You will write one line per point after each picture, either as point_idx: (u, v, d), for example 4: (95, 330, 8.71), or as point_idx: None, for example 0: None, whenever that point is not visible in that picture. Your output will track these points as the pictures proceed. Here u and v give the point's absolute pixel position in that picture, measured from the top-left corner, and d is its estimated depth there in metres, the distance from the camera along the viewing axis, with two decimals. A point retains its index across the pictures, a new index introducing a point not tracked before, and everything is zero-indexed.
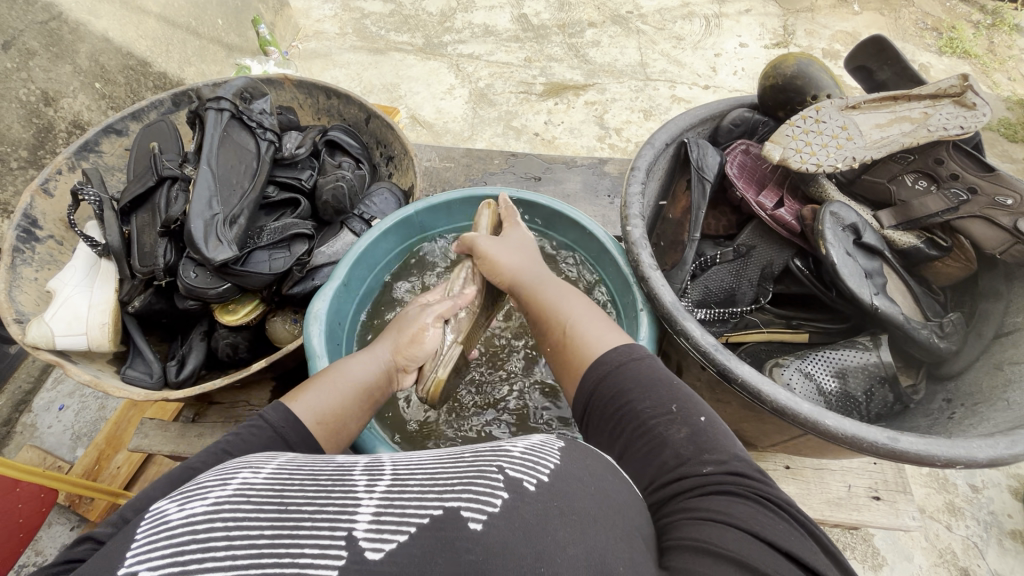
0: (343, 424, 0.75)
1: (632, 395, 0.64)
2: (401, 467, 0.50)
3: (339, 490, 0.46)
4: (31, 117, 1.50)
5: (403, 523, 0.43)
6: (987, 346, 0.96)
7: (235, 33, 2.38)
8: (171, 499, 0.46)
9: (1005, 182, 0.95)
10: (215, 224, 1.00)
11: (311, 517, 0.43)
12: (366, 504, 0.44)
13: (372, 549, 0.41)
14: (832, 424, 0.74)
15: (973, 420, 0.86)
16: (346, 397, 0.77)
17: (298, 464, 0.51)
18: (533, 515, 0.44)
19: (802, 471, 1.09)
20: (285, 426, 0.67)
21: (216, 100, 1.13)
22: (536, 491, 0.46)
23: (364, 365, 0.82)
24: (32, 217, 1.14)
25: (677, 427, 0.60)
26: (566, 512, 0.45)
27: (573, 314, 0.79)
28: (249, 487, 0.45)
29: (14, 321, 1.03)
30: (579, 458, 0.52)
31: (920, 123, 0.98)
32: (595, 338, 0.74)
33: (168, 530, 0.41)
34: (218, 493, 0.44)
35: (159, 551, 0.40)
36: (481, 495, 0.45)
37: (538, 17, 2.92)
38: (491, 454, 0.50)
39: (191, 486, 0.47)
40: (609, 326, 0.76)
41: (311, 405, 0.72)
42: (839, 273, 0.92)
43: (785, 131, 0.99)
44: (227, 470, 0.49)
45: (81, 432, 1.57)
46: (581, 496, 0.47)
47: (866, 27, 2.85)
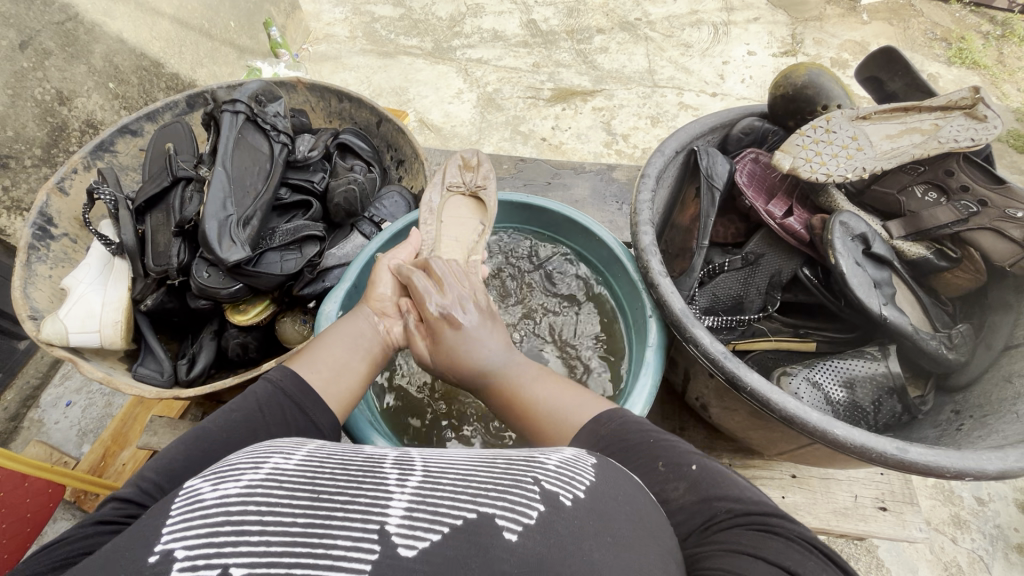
0: (342, 379, 0.75)
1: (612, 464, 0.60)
2: (431, 464, 0.51)
3: (371, 482, 0.46)
4: (46, 116, 1.51)
5: (436, 522, 0.43)
6: (996, 359, 0.95)
7: (246, 35, 2.40)
8: (205, 478, 0.46)
9: (1015, 195, 0.95)
10: (229, 225, 1.02)
11: (343, 508, 0.43)
12: (398, 499, 0.44)
13: (406, 546, 0.41)
14: (841, 434, 0.74)
15: (982, 433, 0.86)
16: (342, 351, 0.78)
17: (328, 452, 0.52)
18: (566, 529, 0.45)
19: (808, 480, 1.09)
20: (285, 381, 0.69)
21: (232, 102, 1.14)
22: (572, 507, 0.47)
23: (353, 326, 0.83)
24: (48, 214, 1.16)
25: (673, 484, 0.57)
26: (599, 530, 0.46)
27: (545, 390, 0.75)
28: (281, 474, 0.46)
29: (29, 317, 1.04)
30: (611, 476, 0.53)
31: (931, 134, 0.98)
32: (571, 411, 0.70)
33: (203, 509, 0.42)
34: (252, 477, 0.45)
35: (194, 530, 0.40)
36: (516, 505, 0.45)
37: (546, 23, 2.94)
38: (525, 465, 0.51)
39: (223, 467, 0.48)
40: (579, 394, 0.73)
41: (312, 364, 0.73)
42: (848, 284, 0.92)
43: (796, 141, 1.00)
44: (260, 454, 0.50)
45: (88, 428, 1.59)
46: (614, 516, 0.48)
47: (875, 37, 2.85)
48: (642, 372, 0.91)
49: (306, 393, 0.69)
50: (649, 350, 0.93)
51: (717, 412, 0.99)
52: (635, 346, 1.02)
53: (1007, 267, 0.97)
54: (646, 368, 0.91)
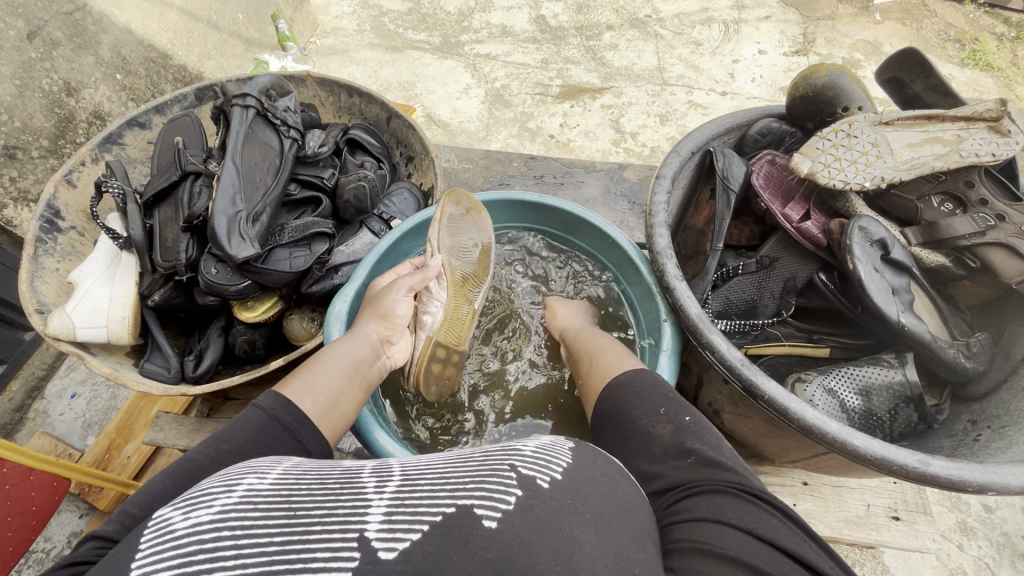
0: (339, 404, 0.75)
1: (630, 402, 0.71)
2: (409, 469, 0.50)
3: (348, 494, 0.45)
4: (54, 107, 1.51)
5: (414, 522, 0.42)
6: (1014, 369, 0.93)
7: (254, 28, 2.39)
8: (174, 506, 0.45)
9: None
10: (239, 221, 1.00)
11: (320, 521, 0.42)
12: (376, 505, 0.44)
13: (386, 548, 0.40)
14: (862, 445, 0.72)
15: (1001, 444, 0.84)
16: (337, 376, 0.77)
17: (304, 469, 0.51)
18: (546, 511, 0.44)
19: (820, 488, 1.07)
20: (277, 407, 0.66)
21: (242, 96, 1.12)
22: (550, 489, 0.46)
23: (352, 347, 0.84)
24: (55, 207, 1.15)
25: (663, 425, 0.66)
26: (578, 508, 0.46)
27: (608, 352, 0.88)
28: (255, 494, 0.45)
29: (36, 311, 1.03)
30: (589, 459, 0.53)
31: (953, 146, 0.96)
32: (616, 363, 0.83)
33: (173, 539, 0.41)
34: (224, 501, 0.43)
35: (165, 561, 0.39)
36: (494, 493, 0.45)
37: (556, 19, 2.91)
38: (501, 455, 0.51)
39: (194, 493, 0.46)
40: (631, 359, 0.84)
41: (306, 389, 0.72)
42: (866, 290, 0.90)
43: (816, 144, 0.98)
44: (232, 476, 0.48)
45: (93, 421, 1.58)
46: (591, 495, 0.48)
47: (888, 37, 2.81)
48: None
49: (299, 421, 0.67)
50: (662, 356, 0.92)
51: (729, 419, 0.98)
52: (648, 346, 1.01)
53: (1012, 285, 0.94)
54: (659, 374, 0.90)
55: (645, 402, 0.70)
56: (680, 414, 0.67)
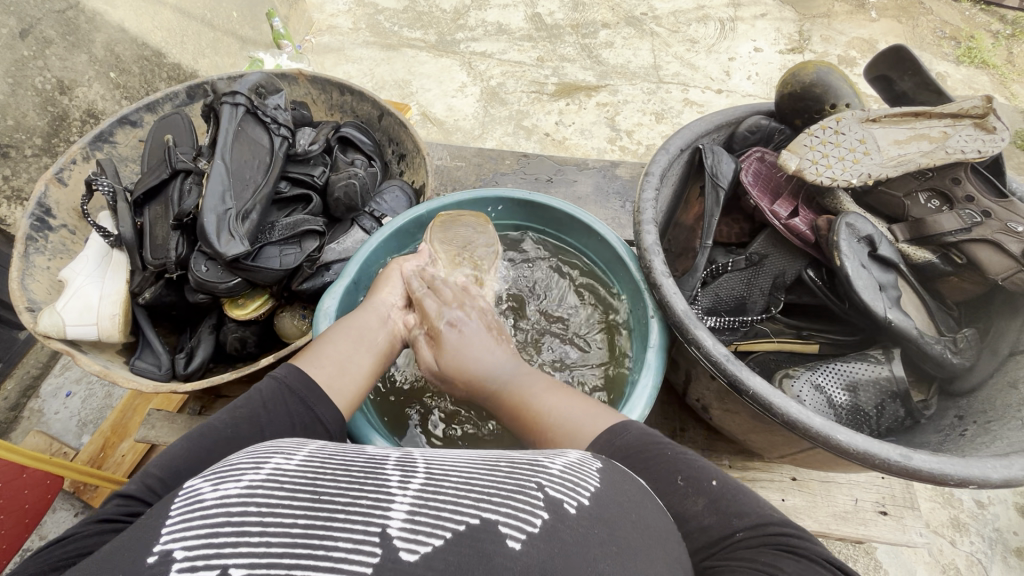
0: (348, 372, 0.76)
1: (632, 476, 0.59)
2: (434, 465, 0.50)
3: (373, 484, 0.46)
4: (47, 105, 1.50)
5: (437, 527, 0.42)
6: (1001, 364, 0.94)
7: (249, 26, 2.38)
8: (205, 477, 0.46)
9: (1017, 211, 0.94)
10: (228, 219, 1.00)
11: (344, 510, 0.42)
12: (400, 501, 0.44)
13: (408, 550, 0.40)
14: (844, 439, 0.72)
15: (986, 439, 0.85)
16: (347, 345, 0.79)
17: (330, 453, 0.52)
18: (571, 538, 0.44)
19: (808, 483, 1.08)
20: (290, 376, 0.70)
21: (232, 94, 1.12)
22: (576, 514, 0.46)
23: (364, 317, 0.86)
24: (46, 205, 1.15)
25: (693, 499, 0.58)
26: (605, 540, 0.45)
27: (551, 405, 0.72)
28: (282, 474, 0.46)
29: (27, 309, 1.03)
30: (616, 482, 0.53)
31: (939, 143, 0.96)
32: (584, 420, 0.68)
33: (202, 509, 0.42)
34: (253, 478, 0.45)
35: (193, 531, 0.40)
36: (520, 513, 0.44)
37: (552, 17, 2.91)
38: (529, 470, 0.50)
39: (226, 466, 0.48)
40: (587, 403, 0.71)
41: (315, 360, 0.74)
42: (852, 286, 0.91)
43: (803, 141, 0.98)
44: (262, 454, 0.49)
45: (87, 419, 1.59)
46: (618, 525, 0.47)
47: (883, 35, 2.82)
48: (642, 373, 0.91)
49: (308, 386, 0.70)
50: (650, 351, 0.92)
51: (718, 414, 0.98)
52: (636, 342, 1.01)
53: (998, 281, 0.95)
54: (647, 369, 0.90)
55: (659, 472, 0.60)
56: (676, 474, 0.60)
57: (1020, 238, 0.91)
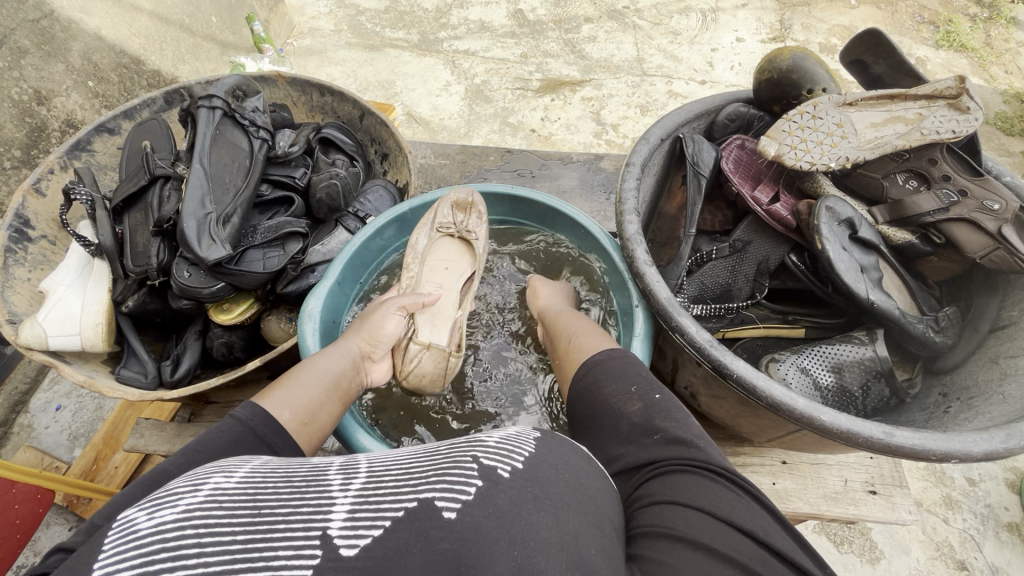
0: (315, 417, 0.74)
1: (616, 376, 0.73)
2: (376, 464, 0.50)
3: (313, 491, 0.46)
4: (24, 116, 1.49)
5: (377, 518, 0.43)
6: (982, 341, 0.96)
7: (229, 30, 2.37)
8: (139, 508, 0.44)
9: (992, 188, 0.95)
10: (208, 224, 0.99)
11: (284, 520, 0.43)
12: (340, 503, 0.44)
13: (347, 546, 0.41)
14: (828, 419, 0.73)
15: (969, 414, 0.87)
16: (315, 390, 0.76)
17: (272, 467, 0.51)
18: (504, 500, 0.45)
19: (798, 466, 1.09)
20: (254, 419, 0.65)
21: (208, 98, 1.11)
22: (510, 478, 0.47)
23: (334, 359, 0.83)
24: (24, 217, 1.13)
25: (634, 402, 0.67)
26: (538, 496, 0.47)
27: (573, 331, 0.90)
28: (221, 492, 0.45)
29: (7, 322, 1.02)
30: (555, 448, 0.54)
31: (914, 124, 0.97)
32: (589, 343, 0.84)
33: (137, 539, 0.40)
34: (190, 500, 0.43)
35: (128, 561, 0.39)
36: (455, 484, 0.45)
37: (534, 13, 2.91)
38: (465, 446, 0.51)
39: (161, 493, 0.46)
40: (604, 340, 0.85)
41: (284, 401, 0.71)
42: (835, 268, 0.92)
43: (782, 127, 0.98)
44: (198, 476, 0.48)
45: (78, 433, 1.57)
46: (552, 482, 0.49)
47: (863, 21, 2.84)
48: None
49: (275, 432, 0.66)
50: (635, 341, 0.92)
51: (705, 401, 0.98)
52: (621, 333, 1.01)
53: (977, 259, 0.96)
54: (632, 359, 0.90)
55: (622, 379, 0.72)
56: (651, 393, 0.69)
57: (996, 217, 0.93)
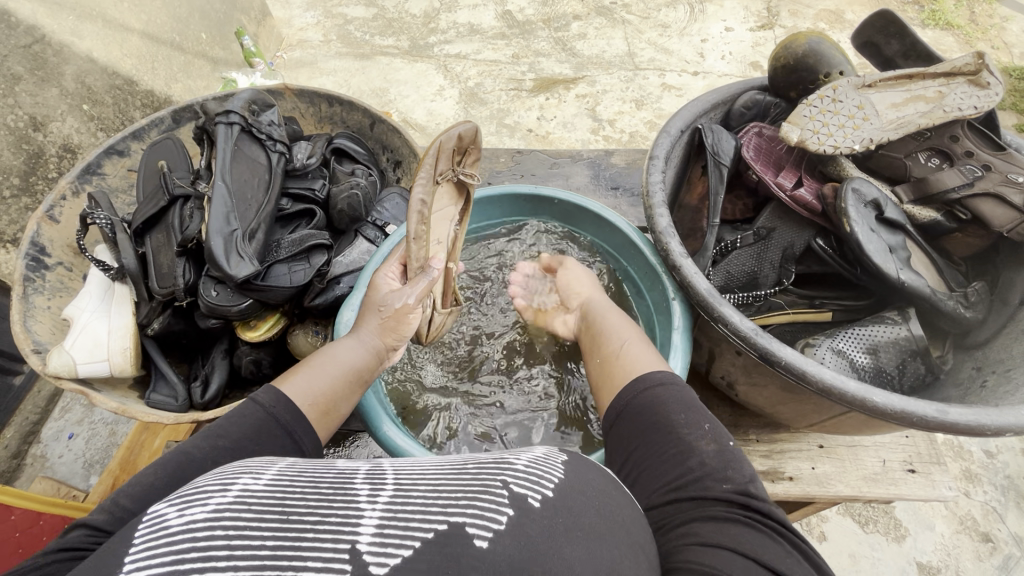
0: (334, 407, 0.72)
1: (668, 406, 0.66)
2: (403, 475, 0.49)
3: (341, 499, 0.45)
4: (21, 143, 1.47)
5: (406, 537, 0.42)
6: (1013, 314, 0.97)
7: (219, 46, 2.35)
8: (170, 502, 0.45)
9: (1015, 161, 0.96)
10: (235, 240, 0.97)
11: (313, 528, 0.42)
12: (369, 515, 0.43)
13: (377, 563, 0.40)
14: (880, 400, 0.72)
15: (1009, 387, 0.87)
16: (335, 379, 0.74)
17: (299, 469, 0.51)
18: (535, 531, 0.45)
19: (835, 449, 1.08)
20: (275, 405, 0.66)
21: (225, 113, 1.09)
22: (541, 508, 0.47)
23: (352, 349, 0.80)
24: (40, 244, 1.12)
25: (697, 439, 0.62)
26: (570, 528, 0.46)
27: (625, 338, 0.82)
28: (249, 494, 0.45)
29: (33, 351, 1.00)
30: (584, 473, 0.53)
31: (936, 102, 0.97)
32: (641, 359, 0.76)
33: (168, 536, 0.41)
34: (219, 501, 0.44)
35: (159, 559, 0.39)
36: (486, 512, 0.45)
37: (522, 13, 2.91)
38: (495, 467, 0.50)
39: (190, 490, 0.46)
40: (658, 356, 0.77)
41: (302, 387, 0.70)
42: (864, 250, 0.92)
43: (803, 112, 0.98)
44: (227, 475, 0.48)
45: (93, 460, 1.56)
46: (582, 512, 0.48)
47: (849, 4, 2.87)
48: (670, 356, 0.90)
49: (280, 403, 0.66)
50: (675, 333, 0.92)
51: (743, 390, 0.97)
52: (657, 326, 1.01)
53: (1002, 234, 0.96)
54: (674, 350, 0.90)
55: (685, 412, 0.65)
56: (701, 424, 0.64)
57: (1021, 189, 0.93)
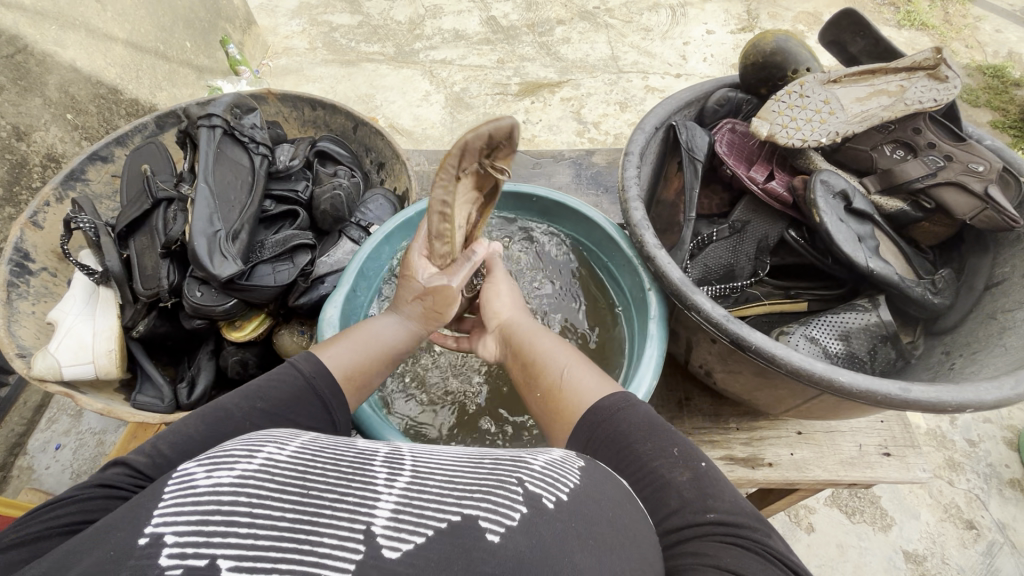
0: (366, 384, 0.78)
1: (633, 436, 0.64)
2: (421, 462, 0.51)
3: (360, 481, 0.47)
4: (5, 152, 1.47)
5: (420, 525, 0.44)
6: (979, 298, 1.01)
7: (204, 54, 2.36)
8: (199, 463, 0.48)
9: (976, 152, 0.99)
10: (218, 241, 0.98)
11: (330, 506, 0.44)
12: (385, 500, 0.45)
13: (390, 547, 0.42)
14: (846, 379, 0.75)
15: (975, 367, 0.90)
16: (372, 357, 0.80)
17: (321, 445, 0.53)
18: (548, 533, 0.45)
19: (813, 435, 1.11)
20: (315, 376, 0.71)
21: (207, 116, 1.11)
22: (555, 509, 0.48)
23: (392, 329, 0.85)
24: (24, 250, 1.12)
25: (677, 471, 0.61)
26: (582, 532, 0.47)
27: (563, 363, 0.79)
28: (273, 465, 0.47)
29: (17, 355, 1.01)
30: (600, 480, 0.54)
31: (898, 96, 1.01)
32: (587, 388, 0.74)
33: (195, 496, 0.43)
34: (245, 466, 0.46)
35: (184, 517, 0.41)
36: (499, 507, 0.46)
37: (507, 19, 2.95)
38: (511, 465, 0.52)
39: (217, 453, 0.49)
40: (602, 377, 0.77)
41: (339, 361, 0.75)
42: (834, 239, 0.96)
43: (772, 107, 1.02)
44: (253, 444, 0.51)
45: (82, 469, 1.55)
46: (595, 518, 0.49)
47: (827, 6, 2.93)
48: (647, 345, 0.92)
49: (318, 373, 0.71)
50: (651, 323, 0.94)
51: (721, 377, 0.99)
52: (635, 318, 1.04)
53: (967, 221, 1.00)
54: (651, 339, 0.92)
55: (651, 439, 0.64)
56: (695, 460, 0.62)
57: (982, 178, 0.97)
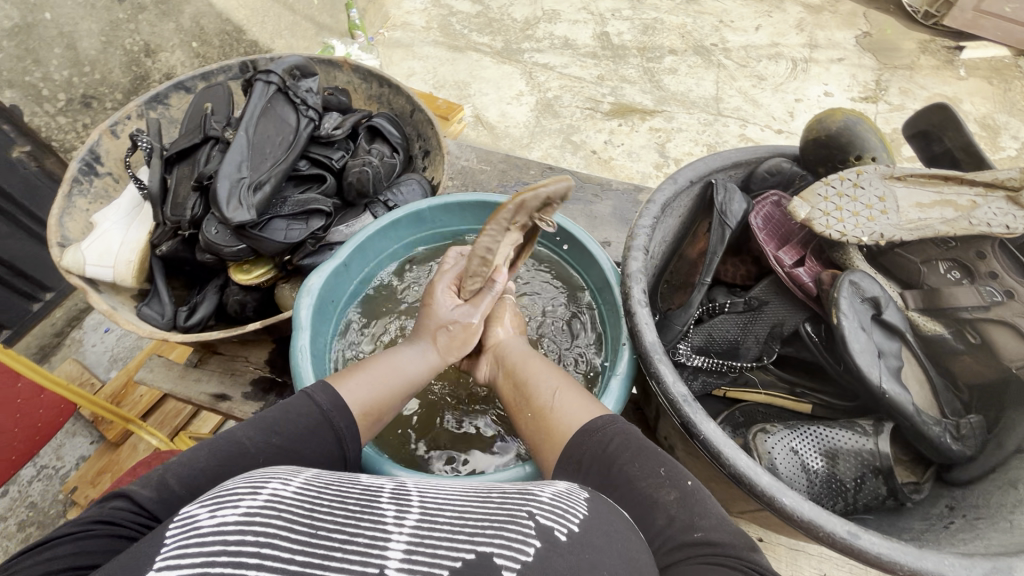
0: (383, 414, 0.81)
1: (622, 457, 0.64)
2: (427, 498, 0.51)
3: (369, 518, 0.46)
4: (132, 65, 1.65)
5: (435, 564, 0.43)
6: (1005, 460, 0.85)
7: (328, 14, 2.51)
8: (201, 504, 0.47)
9: None
10: (239, 188, 1.06)
11: (342, 547, 0.43)
12: (397, 538, 0.45)
13: None
14: (789, 503, 0.67)
15: (967, 536, 0.78)
16: (392, 390, 0.83)
17: (325, 479, 0.53)
18: (562, 565, 0.45)
19: (774, 547, 1.02)
20: (331, 410, 0.73)
21: (267, 73, 1.21)
22: (568, 542, 0.47)
23: (415, 362, 0.90)
24: (97, 153, 1.25)
25: (666, 491, 0.60)
26: (594, 563, 0.47)
27: (552, 391, 0.81)
28: (279, 500, 0.47)
29: (58, 244, 1.14)
30: (604, 512, 0.53)
31: (964, 212, 0.90)
32: (569, 417, 0.74)
33: (200, 536, 0.43)
34: (250, 504, 0.46)
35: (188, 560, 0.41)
36: (514, 542, 0.46)
37: (620, 37, 2.91)
38: (519, 499, 0.51)
39: (222, 492, 0.48)
40: (588, 402, 0.77)
41: (356, 392, 0.78)
42: (848, 347, 0.86)
43: (818, 190, 0.93)
44: (256, 479, 0.50)
45: (118, 356, 1.71)
46: (605, 553, 0.48)
47: (969, 94, 2.65)
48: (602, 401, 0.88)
49: (337, 408, 0.73)
50: (614, 378, 0.89)
51: (681, 456, 0.93)
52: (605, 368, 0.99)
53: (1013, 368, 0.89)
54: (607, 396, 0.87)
55: (639, 460, 0.63)
56: (683, 478, 0.62)
57: None
